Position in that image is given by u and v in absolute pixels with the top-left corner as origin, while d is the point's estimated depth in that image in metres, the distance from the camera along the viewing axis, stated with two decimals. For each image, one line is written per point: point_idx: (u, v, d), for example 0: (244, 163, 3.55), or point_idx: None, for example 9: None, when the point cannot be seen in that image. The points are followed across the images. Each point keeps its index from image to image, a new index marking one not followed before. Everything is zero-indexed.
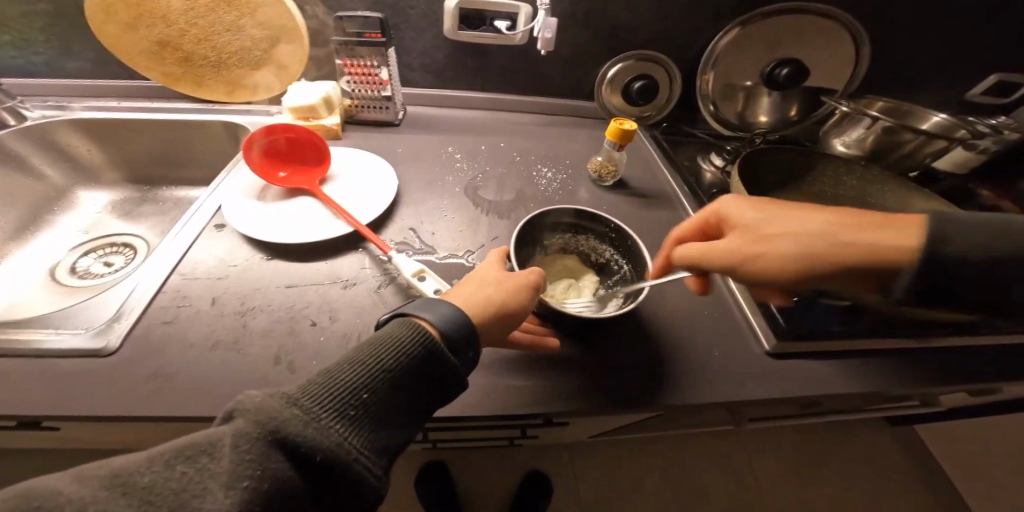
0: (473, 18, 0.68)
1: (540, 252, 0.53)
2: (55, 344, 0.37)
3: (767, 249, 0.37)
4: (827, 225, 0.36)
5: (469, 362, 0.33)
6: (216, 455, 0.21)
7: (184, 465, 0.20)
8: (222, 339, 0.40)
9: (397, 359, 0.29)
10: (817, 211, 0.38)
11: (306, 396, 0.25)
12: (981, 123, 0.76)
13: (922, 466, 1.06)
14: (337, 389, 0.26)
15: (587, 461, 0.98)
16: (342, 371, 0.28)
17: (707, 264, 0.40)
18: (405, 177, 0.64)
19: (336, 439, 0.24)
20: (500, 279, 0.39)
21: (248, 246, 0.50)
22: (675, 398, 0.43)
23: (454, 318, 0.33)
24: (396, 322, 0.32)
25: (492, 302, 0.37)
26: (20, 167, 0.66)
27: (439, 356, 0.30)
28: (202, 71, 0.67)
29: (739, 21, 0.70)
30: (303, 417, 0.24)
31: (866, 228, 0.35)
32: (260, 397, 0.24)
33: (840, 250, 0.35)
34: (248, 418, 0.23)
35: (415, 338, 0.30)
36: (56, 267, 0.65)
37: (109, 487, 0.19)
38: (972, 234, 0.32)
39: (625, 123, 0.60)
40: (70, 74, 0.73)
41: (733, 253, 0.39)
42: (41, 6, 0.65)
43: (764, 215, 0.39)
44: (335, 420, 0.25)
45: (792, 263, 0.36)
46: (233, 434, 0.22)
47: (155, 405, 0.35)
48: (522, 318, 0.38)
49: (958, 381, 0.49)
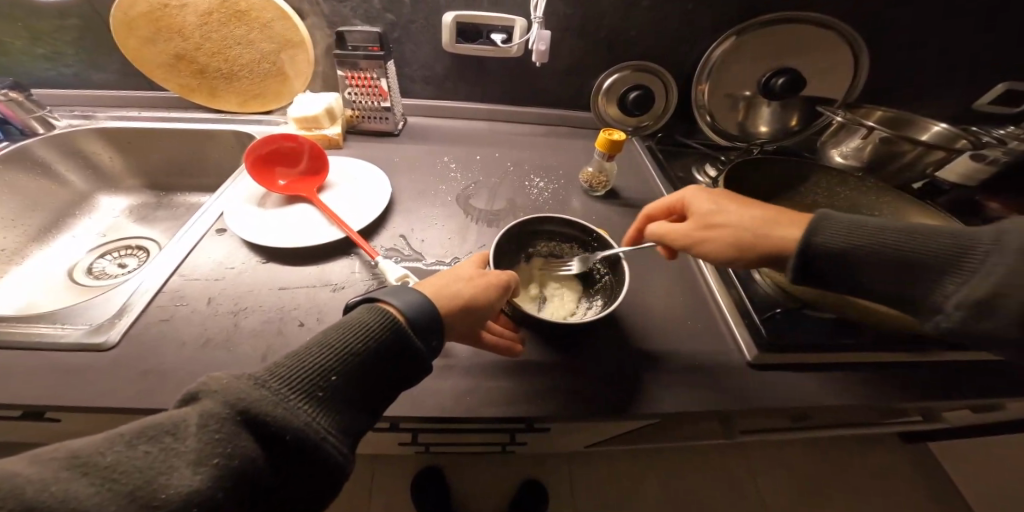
0: (471, 31, 0.71)
1: (524, 259, 0.54)
2: (61, 339, 0.40)
3: (710, 236, 0.42)
4: (759, 221, 0.40)
5: (436, 344, 0.35)
6: (180, 435, 0.23)
7: (147, 445, 0.22)
8: (214, 334, 0.43)
9: (363, 343, 0.31)
10: (759, 206, 0.42)
11: (274, 378, 0.27)
12: (987, 133, 0.74)
13: (938, 487, 1.02)
14: (304, 372, 0.28)
15: (586, 470, 0.97)
16: (311, 353, 0.29)
17: (666, 242, 0.45)
18: (400, 186, 0.66)
19: (305, 419, 0.26)
20: (470, 275, 0.41)
21: (247, 250, 0.52)
22: (652, 405, 0.43)
23: (420, 305, 0.34)
24: (365, 307, 0.33)
25: (462, 299, 0.38)
26: (47, 174, 0.71)
27: (406, 341, 0.32)
28: (215, 82, 0.71)
29: (733, 32, 0.71)
30: (272, 397, 0.26)
31: (788, 222, 0.40)
32: (227, 378, 0.26)
33: (758, 242, 0.40)
34: (215, 399, 0.24)
35: (382, 323, 0.32)
36: (74, 267, 0.69)
37: (70, 467, 0.20)
38: (835, 227, 0.36)
39: (614, 133, 0.61)
40: (96, 84, 0.78)
41: (683, 236, 0.43)
42: (71, 21, 0.69)
43: (716, 206, 0.43)
44: (303, 401, 0.27)
45: (725, 250, 0.41)
46: (199, 414, 0.24)
47: (150, 398, 0.37)
48: (488, 316, 0.40)
49: (949, 396, 0.48)
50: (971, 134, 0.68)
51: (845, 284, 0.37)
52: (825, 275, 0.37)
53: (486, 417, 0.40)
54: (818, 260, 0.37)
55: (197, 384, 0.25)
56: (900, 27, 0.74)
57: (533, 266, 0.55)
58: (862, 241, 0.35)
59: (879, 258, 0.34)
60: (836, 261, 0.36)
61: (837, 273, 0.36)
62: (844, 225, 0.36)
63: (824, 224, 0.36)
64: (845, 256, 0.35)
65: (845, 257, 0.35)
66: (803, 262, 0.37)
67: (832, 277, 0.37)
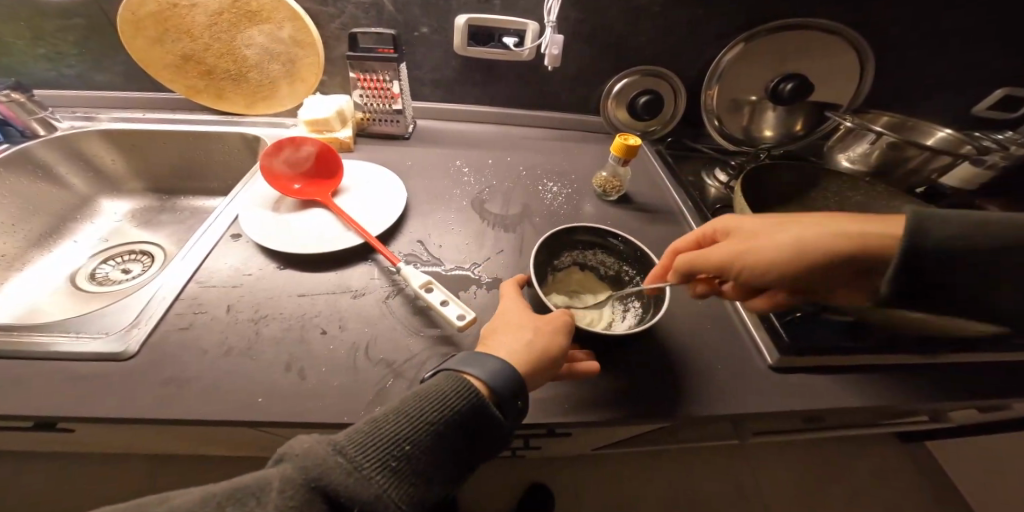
0: (482, 35, 0.71)
1: (551, 271, 0.54)
2: (76, 347, 0.39)
3: (762, 243, 0.41)
4: (816, 225, 0.39)
5: (517, 413, 0.34)
6: (263, 499, 0.23)
7: (234, 507, 0.23)
8: (231, 340, 0.42)
9: (441, 412, 0.30)
10: (808, 216, 0.41)
11: (352, 444, 0.26)
12: (987, 138, 0.75)
13: (933, 481, 1.05)
14: (380, 441, 0.27)
15: (595, 472, 0.98)
16: (388, 421, 0.29)
17: (711, 264, 0.43)
18: (413, 191, 0.65)
19: (375, 491, 0.25)
20: (540, 326, 0.40)
21: (262, 255, 0.52)
22: (675, 410, 0.43)
23: (500, 373, 0.33)
24: (444, 374, 0.33)
25: (537, 350, 0.37)
26: (46, 176, 0.69)
27: (483, 411, 0.31)
28: (223, 84, 0.70)
29: (743, 37, 0.72)
30: (346, 467, 0.25)
31: (852, 225, 0.39)
32: (309, 443, 0.26)
33: (828, 241, 0.38)
34: (296, 464, 0.25)
35: (461, 392, 0.31)
36: (76, 272, 0.67)
37: None
38: (944, 227, 0.34)
39: (630, 138, 0.61)
40: (98, 86, 0.77)
41: (731, 252, 0.42)
42: (74, 20, 0.68)
43: (758, 222, 0.42)
44: (376, 471, 0.26)
45: (786, 256, 0.39)
46: (281, 479, 0.24)
47: (170, 409, 0.36)
48: (557, 367, 0.39)
49: (963, 397, 0.49)
50: (973, 139, 0.70)
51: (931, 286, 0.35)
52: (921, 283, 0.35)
53: None
54: (912, 270, 0.34)
55: (284, 446, 0.26)
56: (902, 34, 0.75)
57: (563, 276, 0.55)
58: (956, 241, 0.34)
59: (977, 256, 0.34)
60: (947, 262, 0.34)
61: (932, 276, 0.34)
62: (947, 223, 0.34)
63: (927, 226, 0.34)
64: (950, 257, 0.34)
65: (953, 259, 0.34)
66: (909, 267, 0.34)
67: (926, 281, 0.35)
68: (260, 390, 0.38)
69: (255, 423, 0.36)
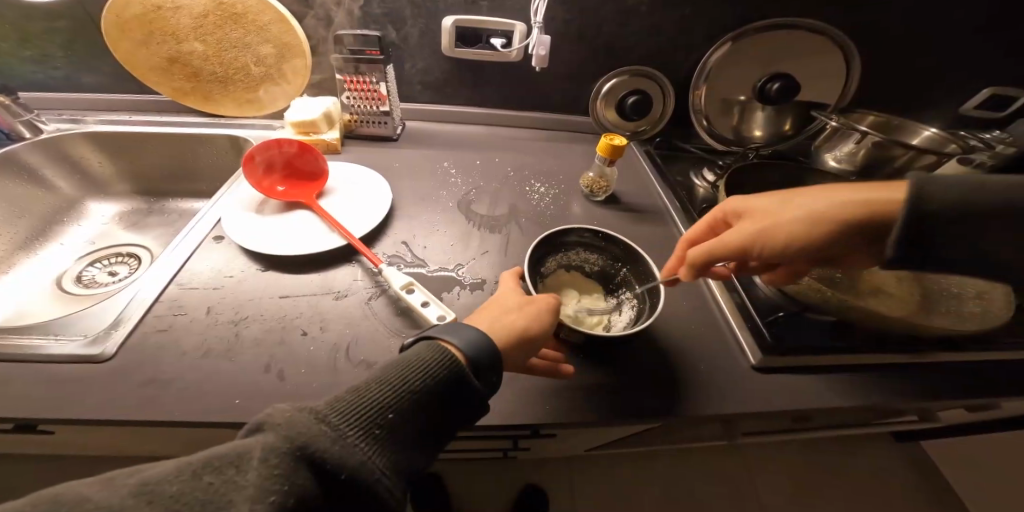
0: (470, 36, 0.71)
1: (541, 277, 0.52)
2: (53, 350, 0.39)
3: (777, 225, 0.41)
4: (821, 199, 0.40)
5: (491, 382, 0.34)
6: (242, 468, 0.22)
7: (211, 476, 0.22)
8: (210, 341, 0.42)
9: (422, 380, 0.30)
10: (804, 190, 0.42)
11: (335, 412, 0.26)
12: (974, 137, 0.75)
13: (927, 481, 1.05)
14: (363, 408, 0.27)
15: (588, 474, 0.97)
16: (370, 390, 0.29)
17: (727, 253, 0.43)
18: (399, 192, 0.65)
19: (360, 458, 0.25)
20: (523, 303, 0.42)
21: (246, 257, 0.52)
22: (658, 412, 0.43)
23: (479, 343, 0.34)
24: (425, 345, 0.33)
25: (519, 328, 0.38)
26: (33, 180, 0.68)
27: (462, 380, 0.31)
28: (209, 86, 0.70)
29: (731, 36, 0.72)
30: (332, 434, 0.25)
31: (851, 193, 0.40)
32: (289, 412, 0.25)
33: (838, 214, 0.39)
34: (279, 433, 0.24)
35: (442, 361, 0.31)
36: (63, 275, 0.67)
37: (138, 494, 0.20)
38: (945, 189, 0.36)
39: (615, 138, 0.61)
40: (86, 88, 0.76)
41: (747, 238, 0.42)
42: (60, 23, 0.68)
43: (765, 201, 0.43)
44: (359, 438, 0.26)
45: (802, 233, 0.40)
46: (262, 448, 0.23)
47: (144, 412, 0.36)
48: (537, 345, 0.39)
49: (949, 397, 0.49)
50: (959, 138, 0.70)
51: (944, 253, 0.37)
52: (929, 245, 0.37)
53: (489, 425, 0.40)
54: (919, 228, 0.36)
55: (262, 416, 0.25)
56: (888, 32, 0.75)
57: (552, 281, 0.53)
58: (965, 202, 0.35)
59: (984, 216, 0.36)
60: (956, 222, 0.36)
61: (943, 237, 0.36)
62: (951, 186, 0.36)
63: (932, 187, 0.36)
64: (960, 215, 0.36)
65: (971, 217, 0.36)
66: (917, 229, 0.36)
67: (938, 247, 0.37)
68: (240, 392, 0.38)
69: (235, 424, 0.36)
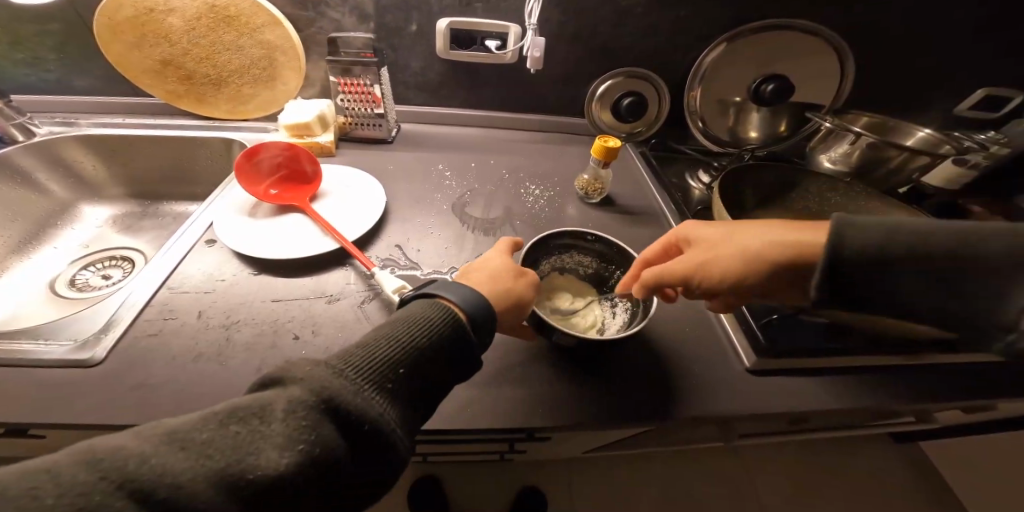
0: (465, 38, 0.71)
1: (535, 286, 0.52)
2: (44, 354, 0.39)
3: (714, 258, 0.40)
4: (763, 236, 0.39)
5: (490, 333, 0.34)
6: (266, 418, 0.23)
7: (237, 426, 0.22)
8: (201, 346, 0.42)
9: (427, 336, 0.30)
10: (753, 224, 0.41)
11: (349, 367, 0.27)
12: (968, 138, 0.74)
13: (925, 481, 1.04)
14: (375, 363, 0.28)
15: (587, 476, 0.97)
16: (379, 346, 0.29)
17: (667, 279, 0.43)
18: (394, 194, 0.65)
19: (379, 410, 0.25)
20: (510, 267, 0.42)
21: (238, 261, 0.51)
22: (652, 415, 0.43)
23: (475, 300, 0.34)
24: (425, 303, 0.33)
25: (509, 293, 0.40)
26: (25, 183, 0.68)
27: (463, 336, 0.32)
28: (203, 88, 0.69)
29: (726, 37, 0.72)
30: (350, 387, 0.25)
31: (795, 233, 0.38)
32: (308, 367, 0.25)
33: (772, 253, 0.37)
34: (303, 386, 0.24)
35: (443, 317, 0.32)
36: (55, 279, 0.67)
37: (168, 442, 0.21)
38: (866, 233, 0.31)
39: (609, 140, 0.61)
40: (79, 90, 0.76)
41: (688, 267, 0.41)
42: (52, 26, 0.67)
43: (714, 231, 0.42)
44: (375, 392, 0.26)
45: (737, 269, 0.39)
46: (286, 400, 0.24)
47: (136, 415, 0.35)
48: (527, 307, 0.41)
49: (944, 398, 0.49)
50: (953, 139, 0.70)
51: (876, 299, 0.32)
52: (853, 291, 0.32)
53: (482, 429, 0.40)
54: (839, 275, 0.32)
55: (280, 371, 0.25)
56: (882, 33, 0.75)
57: (546, 286, 0.53)
58: (891, 249, 0.30)
59: (909, 266, 0.30)
60: (872, 270, 0.31)
61: (865, 284, 0.32)
62: (878, 230, 0.31)
63: (849, 231, 0.31)
64: (879, 265, 0.31)
65: (888, 264, 0.31)
66: (830, 276, 0.32)
67: (863, 294, 0.32)
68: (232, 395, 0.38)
69: None
